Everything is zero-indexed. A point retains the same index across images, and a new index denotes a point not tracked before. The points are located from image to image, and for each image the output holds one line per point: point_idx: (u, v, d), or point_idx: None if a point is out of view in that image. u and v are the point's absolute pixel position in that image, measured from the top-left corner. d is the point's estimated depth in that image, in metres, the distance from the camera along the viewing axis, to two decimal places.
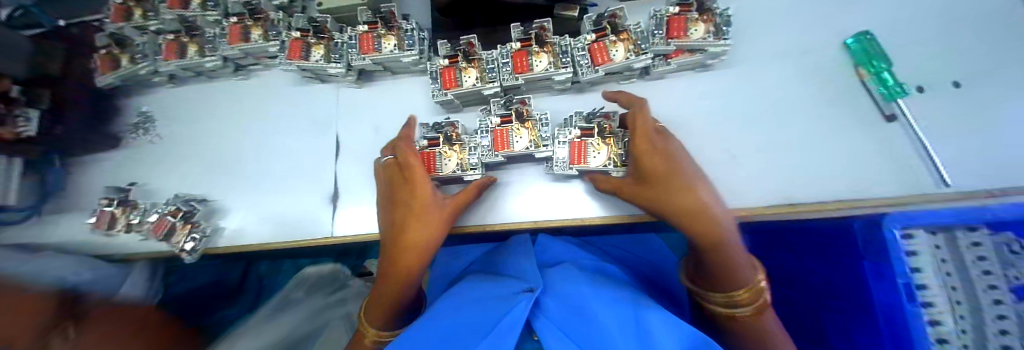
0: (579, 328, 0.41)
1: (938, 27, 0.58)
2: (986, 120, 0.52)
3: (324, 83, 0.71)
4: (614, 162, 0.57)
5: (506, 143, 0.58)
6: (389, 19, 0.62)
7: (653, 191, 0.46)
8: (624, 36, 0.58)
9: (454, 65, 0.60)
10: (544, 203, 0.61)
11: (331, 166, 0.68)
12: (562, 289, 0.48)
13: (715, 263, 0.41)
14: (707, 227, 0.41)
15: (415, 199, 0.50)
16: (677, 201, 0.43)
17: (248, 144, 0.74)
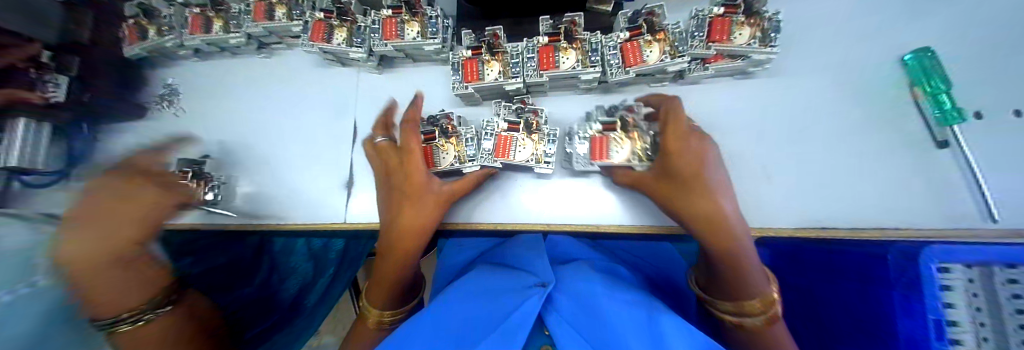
0: (588, 327, 0.43)
1: (1021, 44, 0.51)
2: None
3: (344, 66, 0.70)
4: (638, 156, 0.54)
5: (507, 150, 0.57)
6: (415, 4, 0.59)
7: (672, 190, 0.46)
8: (660, 35, 0.54)
9: (476, 57, 0.58)
10: (558, 202, 0.61)
11: (347, 151, 0.67)
12: (575, 286, 0.49)
13: (729, 273, 0.41)
14: (722, 232, 0.41)
15: (411, 183, 0.51)
16: (699, 205, 0.43)
17: (270, 123, 0.75)
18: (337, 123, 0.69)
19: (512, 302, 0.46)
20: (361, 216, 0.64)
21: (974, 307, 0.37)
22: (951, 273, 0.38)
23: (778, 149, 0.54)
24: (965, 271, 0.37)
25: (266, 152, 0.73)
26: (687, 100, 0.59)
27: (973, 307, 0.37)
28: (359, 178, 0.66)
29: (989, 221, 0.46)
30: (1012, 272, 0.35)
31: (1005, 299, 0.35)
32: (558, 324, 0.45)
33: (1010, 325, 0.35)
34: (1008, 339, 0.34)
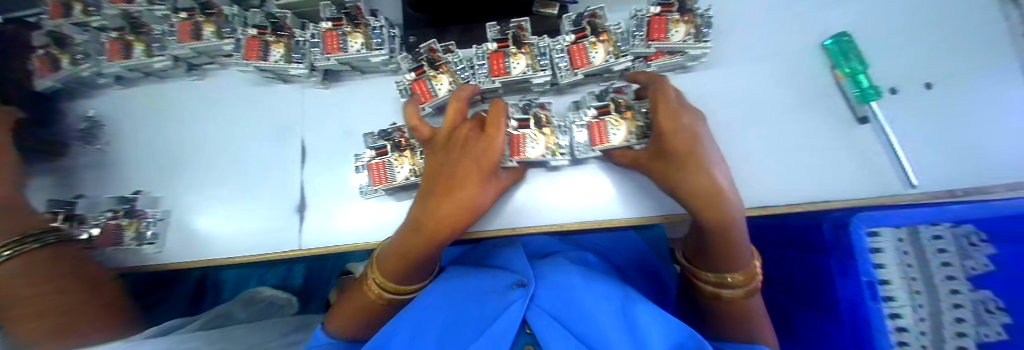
0: (566, 315, 0.49)
1: (919, 25, 0.57)
2: (949, 123, 0.52)
3: (286, 84, 0.65)
4: (553, 151, 0.55)
5: (519, 148, 0.54)
6: (355, 16, 0.56)
7: (671, 165, 0.44)
8: (603, 37, 0.55)
9: (421, 76, 0.57)
10: (568, 193, 0.59)
11: (297, 173, 0.63)
12: (553, 279, 0.55)
13: (724, 240, 0.42)
14: (717, 208, 0.40)
15: (459, 173, 0.47)
16: (695, 179, 0.42)
17: (210, 150, 0.69)
18: (283, 143, 0.65)
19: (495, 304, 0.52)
20: (317, 241, 0.60)
21: (906, 264, 0.42)
22: (880, 236, 0.42)
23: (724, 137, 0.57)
24: (895, 233, 0.42)
25: (207, 183, 0.68)
26: None
27: (907, 264, 0.42)
28: (312, 201, 0.62)
29: (908, 186, 0.51)
30: (938, 228, 0.40)
31: (932, 253, 0.41)
32: (535, 315, 0.50)
33: (941, 278, 0.41)
34: (939, 291, 0.41)
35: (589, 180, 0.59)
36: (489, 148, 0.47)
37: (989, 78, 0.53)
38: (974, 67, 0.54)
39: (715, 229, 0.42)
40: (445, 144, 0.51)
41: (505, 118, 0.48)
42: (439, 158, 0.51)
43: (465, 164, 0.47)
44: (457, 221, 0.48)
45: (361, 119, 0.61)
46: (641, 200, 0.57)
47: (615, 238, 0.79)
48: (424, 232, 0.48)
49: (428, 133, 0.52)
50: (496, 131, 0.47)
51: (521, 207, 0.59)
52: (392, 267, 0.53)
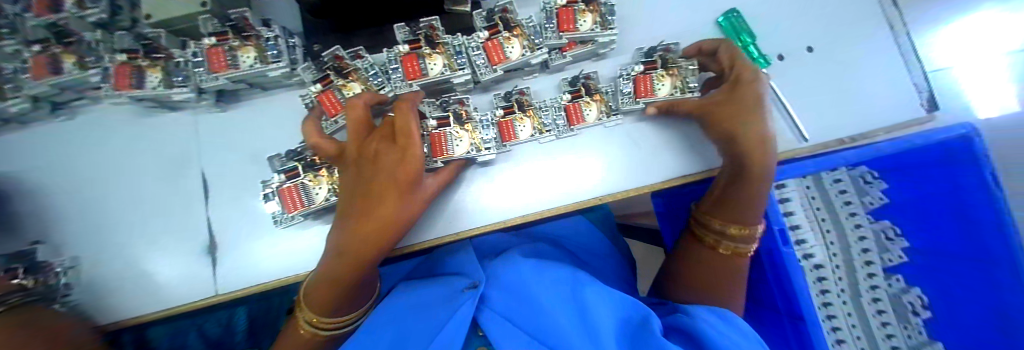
0: (518, 310, 0.50)
1: None
2: (831, 81, 0.58)
3: (175, 112, 0.58)
4: (477, 147, 0.53)
5: (444, 148, 0.52)
6: (243, 27, 0.50)
7: (736, 109, 0.49)
8: (517, 31, 0.55)
9: (329, 86, 0.52)
10: (507, 183, 0.57)
11: (202, 210, 0.56)
12: (504, 276, 0.55)
13: (753, 184, 0.47)
14: (761, 150, 0.46)
15: (379, 186, 0.43)
16: (749, 125, 0.47)
17: (86, 200, 0.57)
18: (181, 179, 0.57)
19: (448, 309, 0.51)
20: (234, 282, 0.52)
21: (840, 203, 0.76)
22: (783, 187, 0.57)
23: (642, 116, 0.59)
24: (798, 189, 0.76)
25: (89, 240, 0.56)
26: (558, 85, 0.61)
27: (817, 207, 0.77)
28: (222, 240, 0.54)
29: (801, 140, 0.56)
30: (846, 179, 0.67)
31: (838, 196, 0.76)
32: (491, 317, 0.50)
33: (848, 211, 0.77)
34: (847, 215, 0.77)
35: (529, 165, 0.58)
36: (407, 159, 0.42)
37: (855, 38, 0.60)
38: (844, 28, 0.61)
39: (750, 174, 0.47)
40: (360, 158, 0.46)
41: (415, 123, 0.44)
42: (353, 175, 0.46)
43: (383, 174, 0.43)
44: (379, 241, 0.44)
45: (270, 140, 0.56)
46: (596, 177, 0.58)
47: (565, 224, 0.82)
48: (347, 258, 0.44)
49: (332, 151, 0.48)
50: (411, 140, 0.43)
51: (456, 207, 0.56)
52: (318, 293, 0.47)
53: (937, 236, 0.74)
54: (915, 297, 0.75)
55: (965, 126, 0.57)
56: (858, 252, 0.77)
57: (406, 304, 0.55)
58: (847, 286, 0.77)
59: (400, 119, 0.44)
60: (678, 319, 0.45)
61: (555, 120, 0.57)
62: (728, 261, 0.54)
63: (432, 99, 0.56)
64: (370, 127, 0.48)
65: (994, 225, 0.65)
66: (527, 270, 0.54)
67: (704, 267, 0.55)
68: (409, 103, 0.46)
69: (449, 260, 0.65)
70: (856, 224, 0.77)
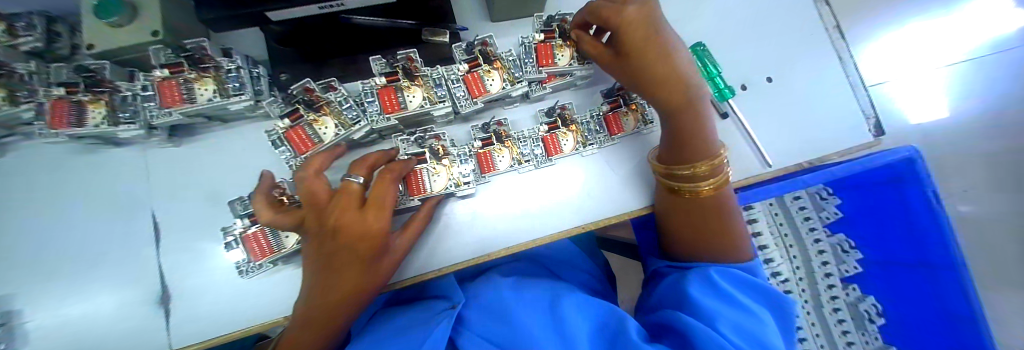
0: (495, 328, 0.49)
1: (766, 24, 0.66)
2: (790, 109, 0.62)
3: (119, 147, 0.52)
4: (456, 182, 0.53)
5: (420, 186, 0.51)
6: (200, 58, 0.46)
7: (643, 59, 0.42)
8: (496, 64, 0.54)
9: (298, 122, 0.47)
10: (493, 199, 0.57)
11: (153, 256, 0.50)
12: (485, 297, 0.54)
13: (681, 122, 0.43)
14: (671, 88, 0.41)
15: (340, 264, 0.40)
16: (656, 71, 0.41)
17: (10, 252, 0.50)
18: (125, 222, 0.51)
19: (423, 329, 0.49)
20: (190, 335, 0.48)
21: (804, 216, 0.91)
22: None
23: (615, 144, 0.61)
24: (765, 207, 0.92)
25: (11, 296, 0.48)
26: (535, 115, 0.62)
27: (782, 222, 0.92)
28: (176, 289, 0.49)
29: (766, 166, 0.59)
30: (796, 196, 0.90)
31: (798, 213, 0.92)
32: (470, 340, 0.49)
33: (810, 226, 0.91)
34: (806, 228, 0.91)
35: (505, 189, 0.58)
36: (371, 228, 0.39)
37: (810, 69, 0.65)
38: (800, 59, 0.65)
39: (675, 109, 0.42)
40: (313, 229, 0.40)
41: (388, 208, 0.41)
42: (308, 245, 0.41)
43: (340, 255, 0.39)
44: (341, 306, 0.43)
45: (233, 177, 0.52)
46: (580, 203, 0.59)
47: (547, 246, 0.80)
48: (317, 321, 0.43)
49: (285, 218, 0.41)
50: (382, 215, 0.40)
51: (442, 241, 0.55)
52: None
53: (889, 250, 0.81)
54: (870, 305, 0.86)
55: (909, 148, 0.62)
56: (819, 264, 0.90)
57: (380, 330, 0.53)
58: (811, 296, 0.90)
59: (374, 191, 0.41)
60: (667, 319, 0.49)
61: (533, 150, 0.58)
62: (693, 204, 0.50)
63: (405, 135, 0.53)
64: (331, 192, 0.41)
65: (937, 236, 0.71)
66: (507, 290, 0.54)
67: (693, 228, 0.53)
68: (392, 177, 0.43)
69: (432, 284, 0.63)
70: (816, 237, 0.90)
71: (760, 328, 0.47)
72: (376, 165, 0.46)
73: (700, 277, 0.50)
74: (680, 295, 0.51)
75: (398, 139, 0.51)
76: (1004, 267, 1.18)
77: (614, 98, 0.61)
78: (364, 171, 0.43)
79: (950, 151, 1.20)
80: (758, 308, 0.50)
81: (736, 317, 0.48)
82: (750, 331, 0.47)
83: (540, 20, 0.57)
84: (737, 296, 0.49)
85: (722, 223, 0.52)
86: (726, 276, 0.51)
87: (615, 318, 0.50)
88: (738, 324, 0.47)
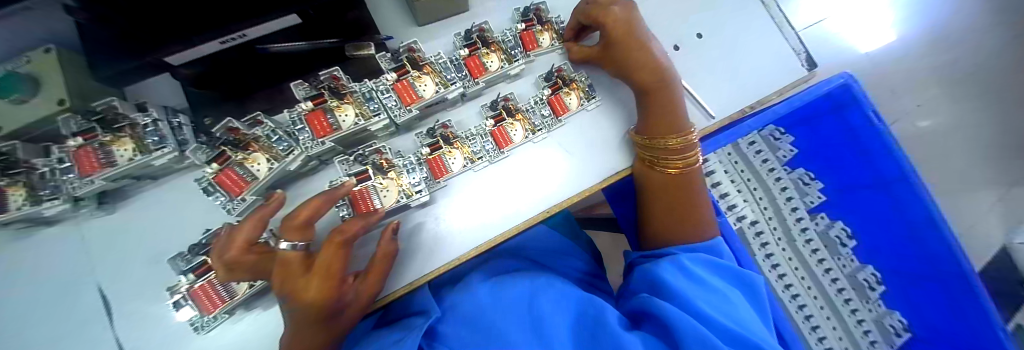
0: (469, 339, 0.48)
1: None
2: (725, 59, 0.63)
3: (52, 226, 0.50)
4: (407, 193, 0.51)
5: (369, 203, 0.50)
6: (113, 118, 0.45)
7: (626, 54, 0.53)
8: (427, 69, 0.54)
9: (228, 164, 0.46)
10: (462, 209, 0.56)
11: (106, 330, 0.48)
12: (457, 307, 0.53)
13: (654, 100, 0.53)
14: (642, 73, 0.53)
15: (302, 319, 0.42)
16: (630, 58, 0.53)
17: None
18: (69, 302, 0.49)
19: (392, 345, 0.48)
20: None
21: (762, 159, 0.94)
22: None
23: (564, 125, 0.61)
24: (727, 154, 0.94)
25: None
26: (480, 111, 0.62)
27: (743, 168, 0.94)
28: None
29: (709, 118, 0.60)
30: (749, 141, 0.94)
31: (755, 157, 0.94)
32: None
33: (769, 169, 0.94)
34: (765, 171, 0.94)
35: (465, 199, 0.57)
36: (316, 296, 0.41)
37: (736, 16, 0.66)
38: (726, 8, 0.66)
39: (647, 86, 0.53)
40: (276, 289, 0.42)
41: (336, 261, 0.42)
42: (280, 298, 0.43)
43: (302, 311, 0.41)
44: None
45: (178, 232, 0.51)
46: (534, 193, 0.58)
47: (526, 236, 0.80)
48: None
49: (240, 271, 0.41)
50: (326, 284, 0.41)
51: (404, 255, 0.54)
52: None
53: (844, 173, 0.88)
54: (839, 229, 0.93)
55: (841, 74, 0.68)
56: (785, 201, 0.95)
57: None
58: (782, 234, 0.95)
59: (321, 258, 0.42)
60: (644, 303, 0.49)
61: (483, 148, 0.57)
62: (673, 178, 0.55)
63: (346, 155, 0.51)
64: (266, 254, 0.42)
65: (881, 151, 0.76)
66: (481, 294, 0.54)
67: (666, 207, 0.57)
68: (340, 241, 0.43)
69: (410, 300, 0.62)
70: (777, 176, 0.94)
71: (732, 308, 0.48)
72: (316, 215, 0.43)
73: (673, 266, 0.51)
74: (654, 280, 0.51)
75: (337, 161, 0.50)
76: (971, 171, 1.22)
77: (554, 81, 0.62)
78: (303, 234, 0.43)
79: (899, 70, 1.23)
80: (726, 286, 0.51)
81: (709, 299, 0.49)
82: (723, 311, 0.48)
83: (459, 39, 0.60)
84: (707, 279, 0.50)
85: (687, 202, 0.57)
86: (694, 262, 0.52)
87: (595, 309, 0.50)
88: (713, 304, 0.48)
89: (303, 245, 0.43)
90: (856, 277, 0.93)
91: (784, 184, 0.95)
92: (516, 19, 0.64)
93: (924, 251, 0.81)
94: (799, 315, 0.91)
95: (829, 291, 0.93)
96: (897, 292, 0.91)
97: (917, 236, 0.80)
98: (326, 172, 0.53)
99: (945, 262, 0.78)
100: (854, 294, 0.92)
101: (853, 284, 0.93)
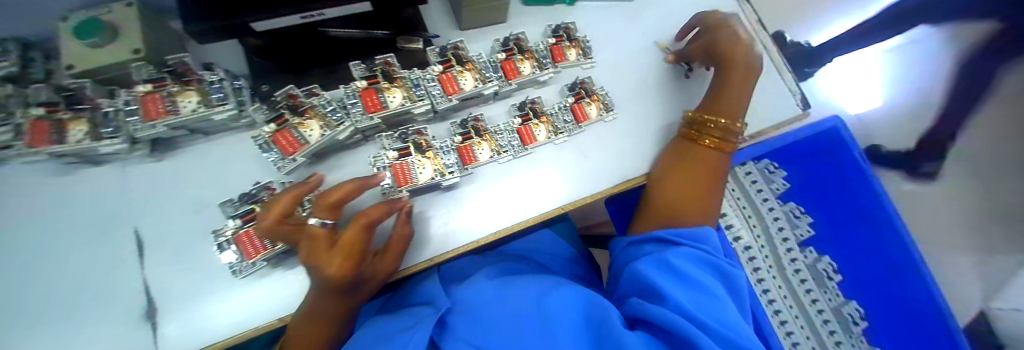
0: (475, 331, 0.50)
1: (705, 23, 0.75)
2: (732, 91, 0.71)
3: (100, 166, 0.53)
4: (440, 172, 0.56)
5: (407, 176, 0.54)
6: (182, 72, 0.49)
7: (729, 59, 0.64)
8: (469, 66, 0.60)
9: (284, 125, 0.50)
10: (481, 207, 0.59)
11: (134, 270, 0.50)
12: (467, 303, 0.56)
13: (722, 78, 0.64)
14: (733, 53, 0.64)
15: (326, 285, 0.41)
16: (730, 48, 0.65)
17: None
18: (101, 239, 0.50)
19: (402, 337, 0.49)
20: (177, 347, 0.47)
21: (754, 185, 1.01)
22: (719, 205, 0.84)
23: (583, 132, 0.67)
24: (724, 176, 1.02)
25: None
26: (508, 110, 0.68)
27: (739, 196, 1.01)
28: (160, 300, 0.49)
29: None
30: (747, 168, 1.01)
31: (750, 186, 1.02)
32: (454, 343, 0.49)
33: (762, 200, 1.01)
34: (757, 200, 1.01)
35: (483, 202, 0.60)
36: (336, 274, 0.40)
37: None
38: (734, 48, 0.75)
39: (730, 60, 0.64)
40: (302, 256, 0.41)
41: (362, 240, 0.42)
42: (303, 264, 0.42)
43: (323, 278, 0.40)
44: (343, 310, 0.49)
45: (221, 185, 0.54)
46: (550, 190, 0.63)
47: (532, 238, 0.84)
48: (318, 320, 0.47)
49: (279, 239, 0.43)
50: (348, 263, 0.40)
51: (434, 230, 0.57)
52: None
53: (830, 210, 0.99)
54: (826, 264, 0.99)
55: (832, 120, 0.84)
56: (777, 230, 1.01)
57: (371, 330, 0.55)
58: (774, 261, 0.99)
59: (344, 237, 0.41)
60: (638, 308, 0.50)
61: (509, 143, 0.62)
62: (707, 152, 0.63)
63: (389, 132, 0.57)
64: (296, 227, 0.44)
65: (868, 193, 0.89)
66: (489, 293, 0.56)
67: (683, 185, 0.61)
68: (366, 222, 0.42)
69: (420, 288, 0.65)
70: (770, 206, 1.02)
71: (718, 304, 0.49)
72: (349, 199, 0.45)
73: (660, 269, 0.52)
74: (645, 284, 0.52)
75: (381, 135, 0.55)
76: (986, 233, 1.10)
77: (577, 91, 0.68)
78: (333, 213, 0.43)
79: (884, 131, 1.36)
80: (712, 281, 0.52)
81: (697, 298, 0.49)
82: (713, 314, 0.47)
83: (497, 44, 0.66)
84: (693, 274, 0.51)
85: (711, 188, 0.63)
86: (678, 256, 0.53)
87: (599, 308, 0.50)
88: (696, 302, 0.49)
89: (331, 223, 0.43)
90: (842, 310, 0.97)
91: (776, 213, 1.01)
92: (549, 34, 0.71)
93: (906, 293, 0.90)
94: (787, 342, 0.92)
95: (817, 322, 0.95)
96: (880, 331, 0.96)
97: (900, 278, 0.90)
98: (366, 148, 0.58)
99: (926, 303, 0.86)
100: (838, 326, 0.96)
101: (840, 318, 0.97)
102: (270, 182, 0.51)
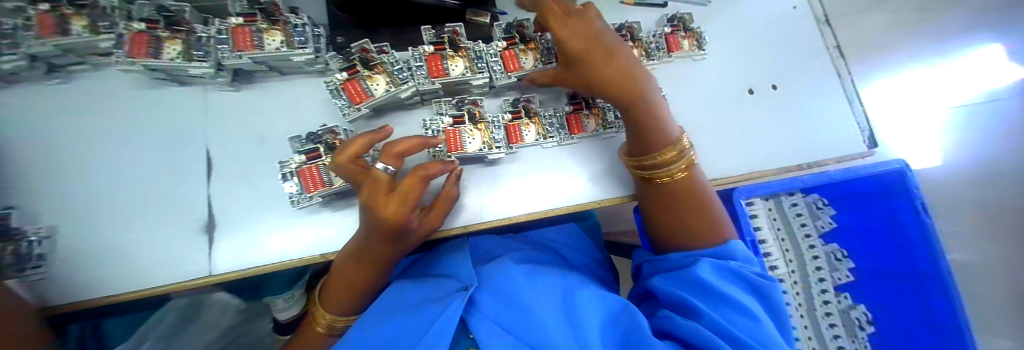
0: (511, 316, 0.52)
1: (777, 41, 0.73)
2: (794, 114, 0.69)
3: (185, 86, 0.58)
4: (489, 145, 0.57)
5: (459, 143, 0.56)
6: (272, 12, 0.52)
7: (589, 47, 0.48)
8: (531, 46, 0.61)
9: (355, 75, 0.52)
10: (519, 186, 0.60)
11: (201, 186, 0.54)
12: (496, 282, 0.56)
13: (632, 111, 0.50)
14: (625, 87, 0.49)
15: (382, 224, 0.43)
16: (610, 82, 0.49)
17: (53, 169, 0.51)
18: (178, 153, 0.55)
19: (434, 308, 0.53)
20: (229, 262, 0.51)
21: (792, 217, 0.97)
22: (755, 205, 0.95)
23: None
24: (767, 203, 0.96)
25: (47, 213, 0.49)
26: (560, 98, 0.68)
27: (776, 225, 0.97)
28: (219, 217, 0.53)
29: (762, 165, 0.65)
30: (794, 198, 0.96)
31: (793, 218, 0.97)
32: (480, 322, 0.52)
33: (800, 235, 0.97)
34: (795, 234, 0.97)
35: (516, 179, 0.61)
36: (390, 216, 0.42)
37: (813, 82, 0.72)
38: (803, 71, 0.72)
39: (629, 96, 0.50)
40: (364, 196, 0.43)
41: (418, 185, 0.43)
42: (363, 202, 0.44)
43: (380, 216, 0.42)
44: (377, 262, 0.52)
45: (287, 122, 0.58)
46: (590, 184, 0.63)
47: (558, 230, 0.85)
48: (365, 266, 0.51)
49: (344, 175, 0.45)
50: (403, 208, 0.42)
51: (473, 202, 0.59)
52: (340, 298, 0.56)
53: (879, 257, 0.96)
54: (859, 313, 0.95)
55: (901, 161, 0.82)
56: (813, 269, 0.97)
57: (403, 295, 0.58)
58: (804, 300, 0.95)
59: (403, 185, 0.43)
60: (666, 323, 0.50)
61: (557, 128, 0.63)
62: (665, 188, 0.54)
63: (445, 99, 0.59)
64: (365, 168, 0.46)
65: (923, 247, 0.88)
66: (519, 277, 0.56)
67: (669, 225, 0.56)
68: (422, 175, 0.44)
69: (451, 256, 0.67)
70: (810, 244, 0.97)
71: (753, 324, 0.48)
72: (411, 150, 0.47)
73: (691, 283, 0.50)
74: (676, 296, 0.51)
75: (439, 101, 0.58)
76: None
77: None
78: (395, 163, 0.46)
79: None
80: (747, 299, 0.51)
81: (732, 317, 0.49)
82: (745, 331, 0.47)
83: None
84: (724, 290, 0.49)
85: (690, 224, 0.54)
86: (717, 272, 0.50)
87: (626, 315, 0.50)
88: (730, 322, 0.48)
89: (393, 171, 0.45)
90: None
91: (814, 251, 0.97)
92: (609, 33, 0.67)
93: None
94: None
95: None
96: None
97: (939, 336, 0.89)
98: (422, 110, 0.61)
99: None
100: None
101: None
102: (337, 127, 0.54)
